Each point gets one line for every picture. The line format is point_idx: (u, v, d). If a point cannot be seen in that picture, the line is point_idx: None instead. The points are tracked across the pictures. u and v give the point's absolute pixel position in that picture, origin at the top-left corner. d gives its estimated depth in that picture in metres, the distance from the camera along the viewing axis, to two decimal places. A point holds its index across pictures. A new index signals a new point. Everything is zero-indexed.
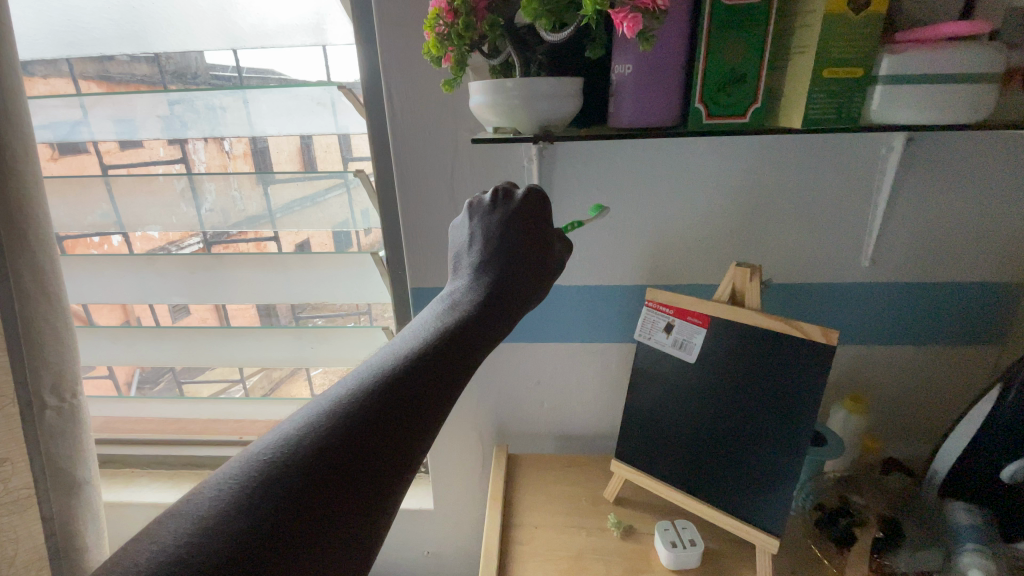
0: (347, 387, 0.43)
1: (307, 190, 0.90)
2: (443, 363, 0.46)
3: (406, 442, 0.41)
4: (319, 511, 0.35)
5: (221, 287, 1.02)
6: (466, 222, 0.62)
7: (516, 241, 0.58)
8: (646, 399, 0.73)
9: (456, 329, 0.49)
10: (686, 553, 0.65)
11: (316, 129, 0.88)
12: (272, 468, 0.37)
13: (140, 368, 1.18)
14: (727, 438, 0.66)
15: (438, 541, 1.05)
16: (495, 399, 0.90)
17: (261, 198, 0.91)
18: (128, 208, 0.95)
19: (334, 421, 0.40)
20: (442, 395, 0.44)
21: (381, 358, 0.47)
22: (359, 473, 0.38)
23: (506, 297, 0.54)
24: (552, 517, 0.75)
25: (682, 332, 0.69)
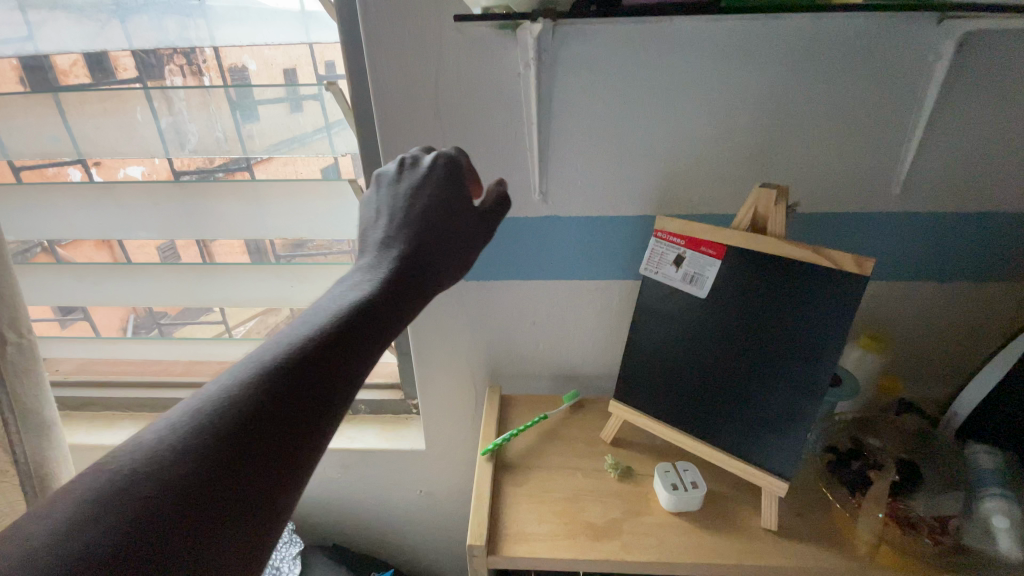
0: (241, 371, 0.38)
1: (283, 110, 0.81)
2: (353, 345, 0.41)
3: (288, 452, 0.35)
4: (213, 512, 0.31)
5: (190, 220, 0.94)
6: (381, 187, 0.54)
7: (434, 206, 0.51)
8: (650, 337, 0.67)
9: (360, 310, 0.43)
10: (687, 495, 0.61)
11: (293, 40, 0.78)
12: (157, 463, 0.31)
13: (134, 312, 1.13)
14: (737, 377, 0.62)
15: (432, 480, 1.03)
16: (488, 338, 0.84)
17: (227, 116, 0.83)
18: (80, 130, 0.86)
19: (227, 415, 0.34)
20: (350, 376, 0.40)
21: (267, 347, 0.40)
22: (256, 462, 0.34)
23: (421, 274, 0.48)
24: (547, 459, 0.71)
25: (694, 265, 0.62)
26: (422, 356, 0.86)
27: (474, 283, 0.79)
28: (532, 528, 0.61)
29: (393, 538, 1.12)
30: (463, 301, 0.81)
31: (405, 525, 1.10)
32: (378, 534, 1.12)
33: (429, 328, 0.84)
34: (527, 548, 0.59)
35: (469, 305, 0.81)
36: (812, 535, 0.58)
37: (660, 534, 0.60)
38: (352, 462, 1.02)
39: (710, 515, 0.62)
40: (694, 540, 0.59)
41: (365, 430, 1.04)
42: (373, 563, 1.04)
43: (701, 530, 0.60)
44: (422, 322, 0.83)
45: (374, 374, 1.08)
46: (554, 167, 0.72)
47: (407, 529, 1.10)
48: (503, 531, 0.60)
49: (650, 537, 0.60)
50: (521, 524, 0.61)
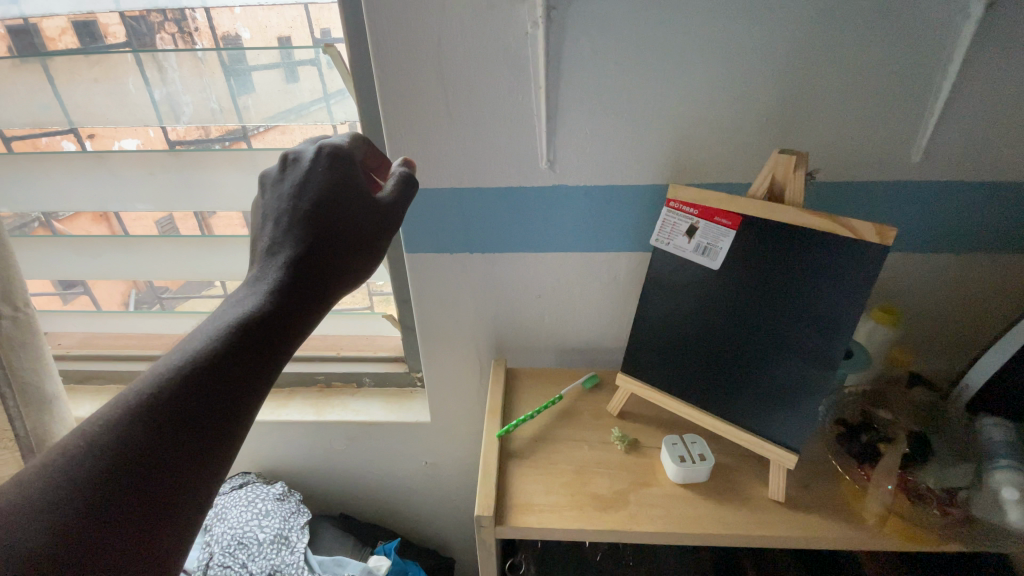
0: (117, 402, 0.40)
1: (279, 77, 0.79)
2: (232, 365, 0.42)
3: (173, 484, 0.39)
4: (93, 546, 0.35)
5: (188, 192, 0.92)
6: (271, 183, 0.51)
7: (320, 207, 0.48)
8: (660, 310, 0.66)
9: (240, 332, 0.43)
10: (695, 468, 0.61)
11: (285, 0, 0.73)
12: (35, 509, 0.35)
13: (136, 287, 1.10)
14: (747, 349, 0.61)
15: (437, 452, 1.04)
16: (493, 311, 0.83)
17: (221, 83, 0.80)
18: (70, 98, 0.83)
19: (99, 456, 0.37)
20: (232, 395, 0.42)
21: (140, 380, 0.41)
22: (132, 498, 0.37)
23: (315, 277, 0.47)
24: (554, 431, 0.71)
25: (706, 236, 0.60)
26: (427, 329, 0.86)
27: (479, 255, 0.78)
28: (539, 498, 0.61)
29: (399, 508, 1.13)
30: (467, 274, 0.79)
31: (411, 495, 1.11)
32: (384, 504, 1.13)
33: (434, 301, 0.82)
34: (534, 518, 0.59)
35: (474, 278, 0.80)
36: (820, 504, 0.59)
37: (666, 505, 0.60)
38: (357, 434, 1.03)
39: (716, 486, 0.62)
40: (701, 511, 0.59)
41: (371, 403, 1.04)
42: (380, 531, 1.06)
43: (708, 501, 0.60)
44: (426, 295, 0.82)
45: (379, 348, 1.07)
46: (561, 134, 0.69)
47: (413, 499, 1.12)
48: (510, 502, 0.61)
49: (656, 508, 0.60)
50: (528, 495, 0.62)
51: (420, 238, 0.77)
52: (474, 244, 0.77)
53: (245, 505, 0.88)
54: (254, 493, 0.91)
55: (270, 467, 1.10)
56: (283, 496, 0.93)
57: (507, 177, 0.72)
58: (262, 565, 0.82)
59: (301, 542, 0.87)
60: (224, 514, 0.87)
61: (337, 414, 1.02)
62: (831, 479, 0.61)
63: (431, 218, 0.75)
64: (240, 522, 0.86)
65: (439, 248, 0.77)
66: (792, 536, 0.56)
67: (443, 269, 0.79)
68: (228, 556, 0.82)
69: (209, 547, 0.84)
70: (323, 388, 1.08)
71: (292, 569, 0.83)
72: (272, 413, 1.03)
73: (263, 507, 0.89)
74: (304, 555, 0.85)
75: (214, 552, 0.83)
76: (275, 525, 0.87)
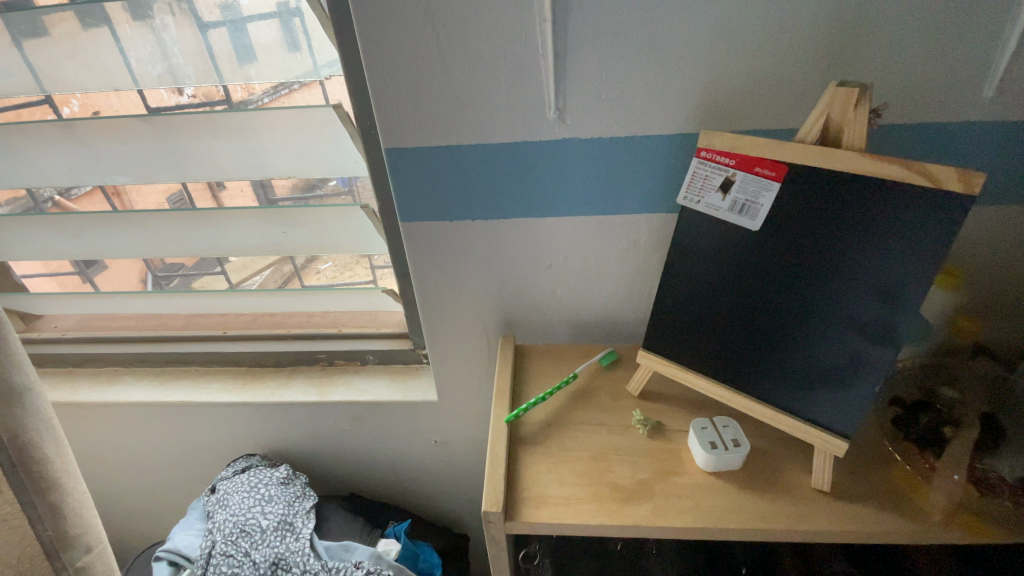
0: None
1: (274, 29, 0.71)
2: None
3: None
4: None
5: (166, 160, 0.84)
6: None
7: None
8: (687, 279, 0.58)
9: None
10: (727, 455, 0.54)
11: None
12: None
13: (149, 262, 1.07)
14: (788, 324, 0.53)
15: (446, 430, 0.99)
16: (499, 284, 0.76)
17: (194, 38, 0.72)
18: (30, 60, 0.76)
19: None
20: None
21: None
22: None
23: None
24: (568, 414, 0.64)
25: (744, 191, 0.51)
26: (428, 303, 0.79)
27: (481, 222, 0.70)
28: (554, 490, 0.55)
29: (409, 486, 1.10)
30: (469, 243, 0.72)
31: (421, 474, 1.07)
32: (394, 483, 1.10)
33: (434, 274, 0.75)
34: (548, 513, 0.53)
35: (477, 248, 0.72)
36: (871, 495, 0.53)
37: (696, 496, 0.54)
38: (363, 414, 0.98)
39: (752, 475, 0.56)
40: (735, 503, 0.53)
41: (375, 381, 0.99)
42: (390, 511, 1.03)
43: (742, 492, 0.54)
44: (426, 267, 0.75)
45: (382, 324, 1.01)
46: (572, 77, 0.59)
47: (423, 478, 1.08)
48: (521, 494, 0.55)
49: (684, 500, 0.53)
50: (540, 487, 0.55)
51: (416, 205, 0.69)
52: (476, 210, 0.69)
53: (247, 491, 0.85)
54: (257, 478, 0.88)
55: (277, 447, 1.06)
56: (287, 479, 0.90)
57: (510, 131, 0.63)
58: (266, 554, 0.79)
59: (305, 528, 0.83)
60: (225, 501, 0.84)
61: (340, 394, 0.97)
62: (884, 467, 0.55)
63: (427, 182, 0.67)
64: (242, 509, 0.82)
65: (437, 216, 0.70)
66: (842, 532, 0.50)
67: (442, 238, 0.72)
68: (230, 544, 0.79)
69: (211, 535, 0.81)
70: (326, 366, 1.03)
71: (297, 557, 0.79)
72: (273, 394, 0.99)
73: (266, 492, 0.85)
74: (309, 542, 0.82)
75: (216, 540, 0.80)
76: (279, 510, 0.84)
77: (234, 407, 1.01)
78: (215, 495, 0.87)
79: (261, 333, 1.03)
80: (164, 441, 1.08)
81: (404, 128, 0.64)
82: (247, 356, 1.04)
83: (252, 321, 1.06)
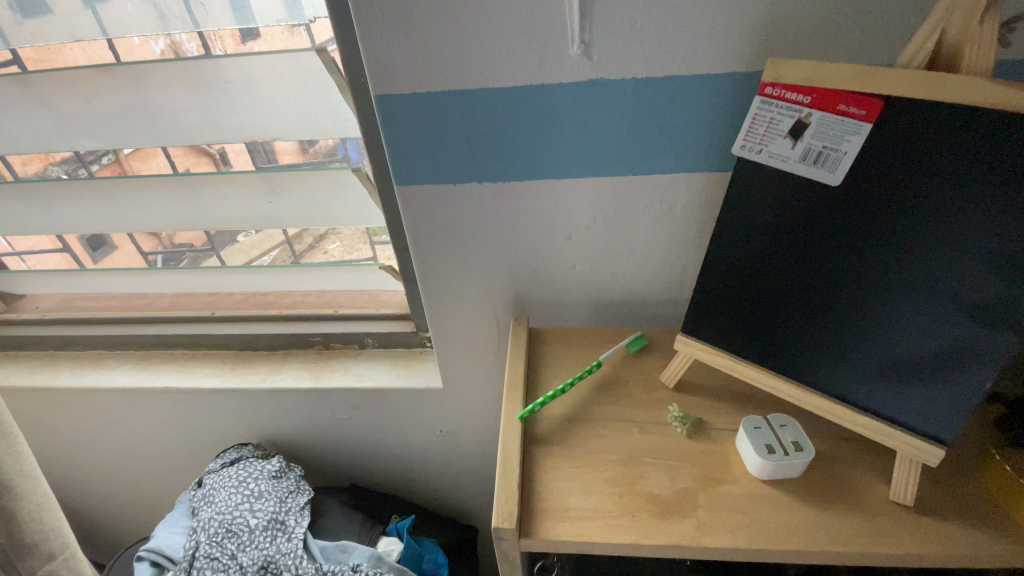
0: None
1: None
2: None
3: None
4: None
5: (137, 120, 0.74)
6: None
7: None
8: (740, 249, 0.48)
9: None
10: (787, 462, 0.45)
11: None
12: None
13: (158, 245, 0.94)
14: (869, 305, 0.43)
15: (452, 420, 0.91)
16: (511, 258, 0.66)
17: None
18: None
19: None
20: None
21: None
22: None
23: None
24: (592, 409, 0.55)
25: (822, 136, 0.41)
26: (430, 280, 0.69)
27: (490, 187, 0.60)
28: (577, 501, 0.46)
29: (414, 477, 1.03)
30: (477, 212, 0.62)
31: (427, 465, 1.00)
32: (398, 473, 1.03)
33: (437, 247, 0.66)
34: (571, 529, 0.44)
35: (485, 217, 0.62)
36: (966, 509, 0.44)
37: (748, 510, 0.45)
38: (362, 401, 0.90)
39: (815, 483, 0.46)
40: (797, 520, 0.44)
41: (375, 366, 0.90)
42: (394, 503, 0.96)
43: (805, 505, 0.45)
44: (427, 239, 0.65)
45: (382, 304, 0.92)
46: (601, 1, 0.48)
47: (429, 468, 1.01)
48: (537, 505, 0.46)
49: (735, 515, 0.44)
50: (561, 496, 0.47)
51: (415, 167, 0.59)
52: (485, 172, 0.59)
53: (235, 486, 0.77)
54: (246, 471, 0.80)
55: (273, 435, 0.99)
56: (280, 473, 0.82)
57: (524, 73, 0.52)
58: (254, 557, 0.72)
59: (299, 527, 0.76)
60: (212, 497, 0.77)
61: (337, 380, 0.89)
62: (971, 474, 0.46)
63: (426, 137, 0.57)
64: (229, 506, 0.75)
65: (440, 180, 0.60)
66: (931, 557, 0.41)
67: (446, 206, 0.62)
68: (215, 546, 0.72)
69: (196, 534, 0.74)
70: (322, 351, 0.94)
71: (287, 560, 0.72)
72: (265, 380, 0.91)
73: (255, 488, 0.77)
74: (302, 542, 0.75)
75: (200, 541, 0.73)
76: (270, 507, 0.76)
77: (225, 394, 0.93)
78: (202, 489, 0.80)
79: (251, 314, 0.94)
80: (154, 427, 1.01)
81: (395, 70, 0.53)
82: (236, 339, 0.95)
83: (243, 301, 0.97)
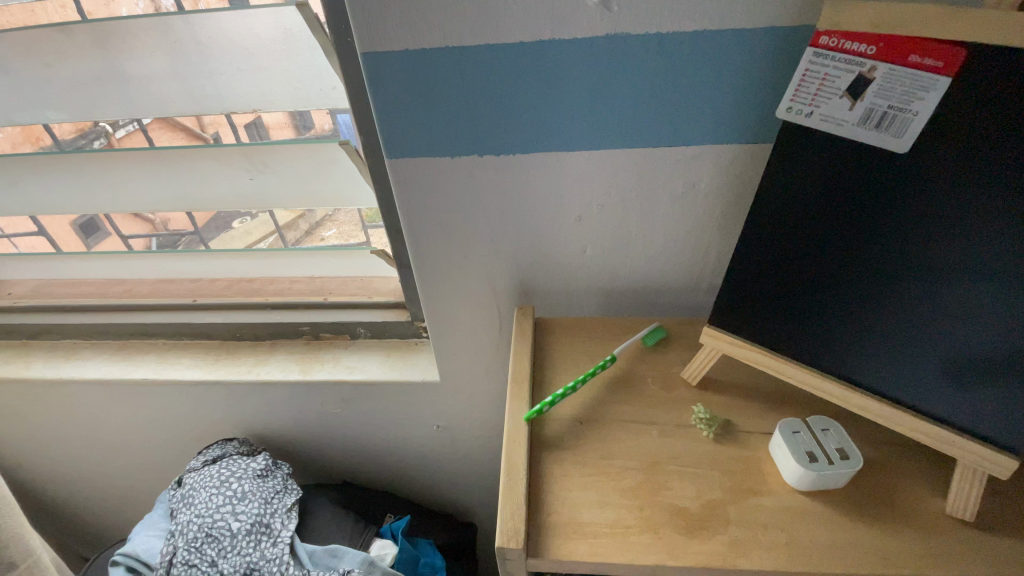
0: None
1: None
2: None
3: None
4: None
5: (98, 86, 0.65)
6: None
7: None
8: (779, 229, 0.42)
9: None
10: (832, 472, 0.40)
11: None
12: None
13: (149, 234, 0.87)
14: (929, 294, 0.37)
15: (450, 415, 0.85)
16: (515, 241, 0.60)
17: None
18: None
19: None
20: None
21: None
22: None
23: None
24: (606, 409, 0.49)
25: (887, 93, 0.34)
26: (426, 265, 0.63)
27: (492, 160, 0.53)
28: (593, 515, 0.41)
29: (410, 473, 0.98)
30: (478, 190, 0.56)
31: (423, 461, 0.95)
32: (393, 469, 0.98)
33: (435, 229, 0.60)
34: (585, 547, 0.39)
35: (487, 195, 0.56)
36: None
37: (787, 526, 0.39)
38: (354, 395, 0.85)
39: (861, 495, 0.41)
40: (842, 537, 0.39)
41: (367, 358, 0.84)
42: (388, 501, 0.91)
43: (850, 520, 0.40)
44: (423, 220, 0.59)
45: (375, 292, 0.85)
46: None
47: (425, 464, 0.95)
48: (547, 519, 0.41)
49: (772, 532, 0.39)
50: (574, 509, 0.41)
51: (408, 138, 0.52)
52: (487, 143, 0.52)
53: (216, 487, 0.72)
54: (229, 471, 0.75)
55: (260, 430, 0.94)
56: (265, 471, 0.77)
57: (533, 27, 0.45)
58: (236, 563, 0.67)
59: (285, 531, 0.71)
60: (191, 498, 0.72)
61: (326, 373, 0.83)
62: None
63: (420, 103, 0.50)
64: (209, 509, 0.70)
65: (437, 153, 0.53)
66: None
67: (443, 183, 0.55)
68: (193, 552, 0.67)
69: (174, 539, 0.69)
70: (310, 341, 0.89)
71: (272, 566, 0.67)
72: (250, 372, 0.85)
73: (238, 489, 0.72)
74: (289, 546, 0.70)
75: (178, 546, 0.68)
76: (254, 509, 0.71)
77: (207, 386, 0.87)
78: (181, 489, 0.75)
79: (234, 301, 0.87)
80: (134, 421, 0.96)
81: (386, 23, 0.46)
82: (219, 328, 0.89)
83: (226, 288, 0.90)
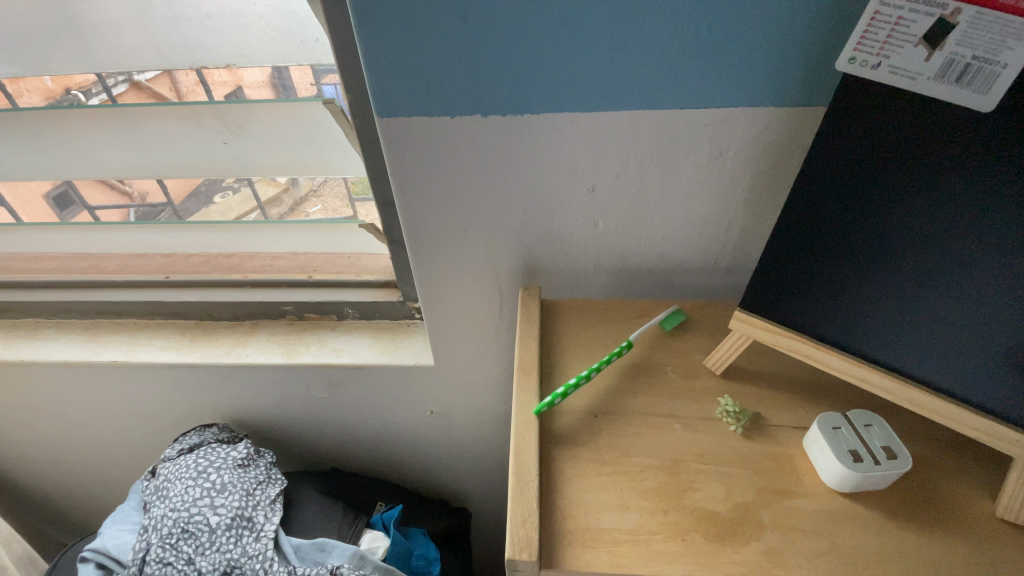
0: None
1: None
2: None
3: None
4: None
5: (30, 33, 0.54)
6: None
7: None
8: (825, 201, 0.38)
9: None
10: (877, 474, 0.36)
11: None
12: None
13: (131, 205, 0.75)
14: (989, 274, 0.33)
15: (444, 400, 0.81)
16: (521, 214, 0.54)
17: None
18: None
19: None
20: None
21: None
22: None
23: None
24: (623, 400, 0.45)
25: (970, 41, 0.30)
26: (422, 240, 0.58)
27: (498, 123, 0.47)
28: (613, 519, 0.36)
29: (401, 459, 0.93)
30: (480, 156, 0.50)
31: (415, 447, 0.90)
32: (383, 455, 0.93)
33: (433, 201, 0.54)
34: (605, 557, 0.35)
35: (490, 161, 0.50)
36: None
37: (826, 531, 0.36)
38: (342, 379, 0.79)
39: (902, 496, 0.38)
40: (886, 544, 0.35)
41: (356, 340, 0.79)
42: (379, 489, 0.87)
43: (893, 523, 0.36)
44: (418, 191, 0.53)
45: (363, 269, 0.79)
46: None
47: (417, 450, 0.91)
48: (562, 524, 0.36)
49: (810, 538, 0.35)
50: (591, 513, 0.37)
51: (403, 96, 0.46)
52: (493, 102, 0.46)
53: (192, 479, 0.67)
54: (207, 460, 0.69)
55: (242, 414, 0.88)
56: (247, 460, 0.72)
57: None
58: (215, 561, 0.62)
59: (268, 525, 0.66)
60: (165, 491, 0.67)
61: (311, 356, 0.77)
62: None
63: (417, 55, 0.44)
64: (185, 502, 0.65)
65: (436, 114, 0.47)
66: None
67: (442, 149, 0.50)
68: (169, 549, 0.63)
69: (147, 534, 0.64)
70: (294, 321, 0.83)
71: (254, 564, 0.63)
72: (228, 355, 0.79)
73: (216, 480, 0.67)
74: (273, 541, 0.65)
75: (152, 543, 0.63)
76: (234, 502, 0.66)
77: (184, 369, 0.81)
78: (155, 480, 0.70)
79: (212, 278, 0.80)
80: (107, 405, 0.89)
81: None
82: (195, 307, 0.82)
83: (202, 264, 0.83)
